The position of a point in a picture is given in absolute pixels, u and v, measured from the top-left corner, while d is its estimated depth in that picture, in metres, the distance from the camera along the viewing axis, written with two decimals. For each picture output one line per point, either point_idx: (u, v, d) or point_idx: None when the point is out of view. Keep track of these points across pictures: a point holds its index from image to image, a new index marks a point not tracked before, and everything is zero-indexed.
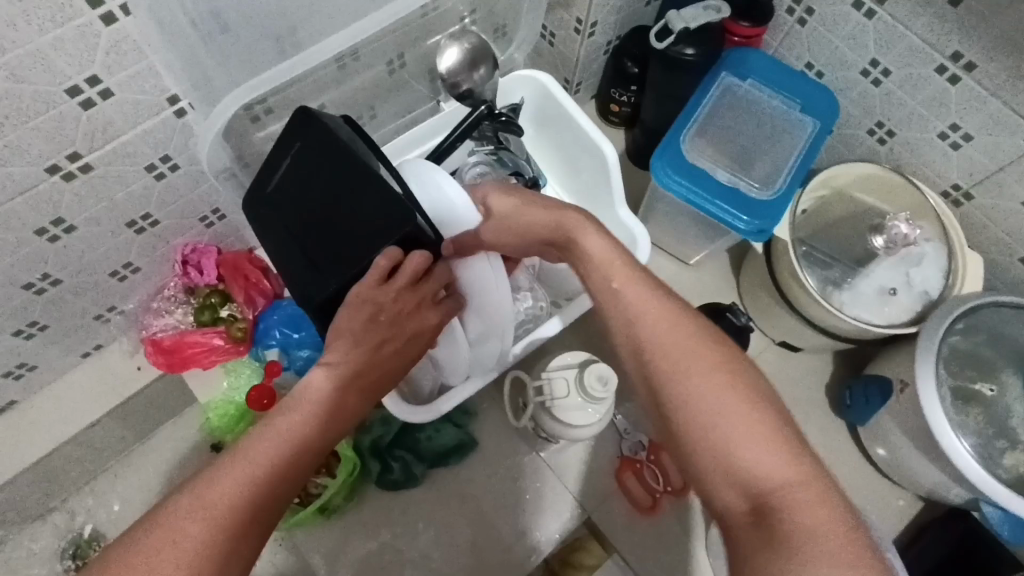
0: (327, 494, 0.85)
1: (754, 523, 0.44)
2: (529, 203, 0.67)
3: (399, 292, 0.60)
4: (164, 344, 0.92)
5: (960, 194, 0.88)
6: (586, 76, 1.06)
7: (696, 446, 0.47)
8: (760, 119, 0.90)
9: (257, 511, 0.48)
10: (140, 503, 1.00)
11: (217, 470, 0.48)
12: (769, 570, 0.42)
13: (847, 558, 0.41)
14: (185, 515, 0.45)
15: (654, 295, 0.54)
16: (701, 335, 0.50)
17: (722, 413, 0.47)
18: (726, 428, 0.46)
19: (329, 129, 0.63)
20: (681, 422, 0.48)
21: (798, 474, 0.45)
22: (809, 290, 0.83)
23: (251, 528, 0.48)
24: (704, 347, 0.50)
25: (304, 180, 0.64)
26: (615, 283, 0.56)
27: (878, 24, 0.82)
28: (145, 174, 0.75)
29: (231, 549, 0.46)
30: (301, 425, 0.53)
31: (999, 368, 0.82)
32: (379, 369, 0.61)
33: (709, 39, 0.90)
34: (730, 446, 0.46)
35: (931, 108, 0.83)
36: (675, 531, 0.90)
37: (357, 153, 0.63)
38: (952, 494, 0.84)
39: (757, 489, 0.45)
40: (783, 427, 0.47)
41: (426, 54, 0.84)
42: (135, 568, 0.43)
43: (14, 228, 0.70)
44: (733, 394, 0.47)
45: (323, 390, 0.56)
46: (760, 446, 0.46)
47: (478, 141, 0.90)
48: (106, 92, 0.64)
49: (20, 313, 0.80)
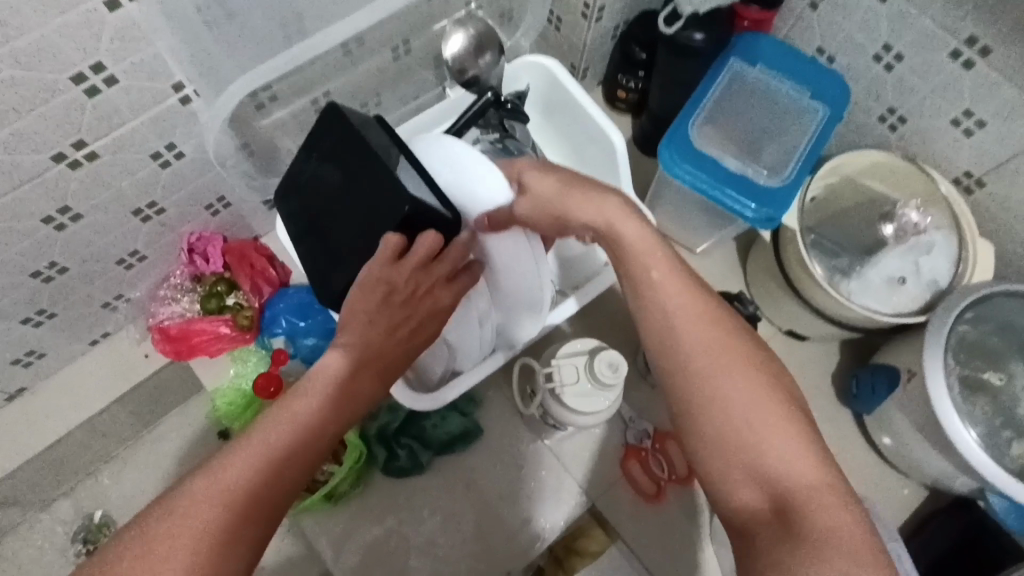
0: (334, 480, 0.86)
1: (775, 521, 0.46)
2: (567, 183, 0.63)
3: (411, 272, 0.61)
4: (171, 332, 0.93)
5: (972, 182, 0.87)
6: (593, 62, 1.05)
7: (724, 443, 0.49)
8: (770, 105, 0.89)
9: (267, 492, 0.49)
10: (149, 489, 1.01)
11: (230, 452, 0.49)
12: (790, 567, 0.44)
13: (862, 558, 0.44)
14: (197, 494, 0.47)
15: (691, 288, 0.54)
16: (734, 334, 0.52)
17: (753, 414, 0.49)
18: (755, 428, 0.48)
19: (350, 127, 0.66)
20: (711, 418, 0.50)
21: (824, 476, 0.47)
22: (816, 278, 0.83)
23: (260, 510, 0.49)
24: (738, 347, 0.51)
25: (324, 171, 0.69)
26: (651, 272, 0.56)
27: (891, 8, 0.81)
28: (150, 162, 0.75)
29: (237, 529, 0.47)
30: (312, 407, 0.54)
31: (1009, 358, 0.82)
32: (392, 353, 0.61)
33: (716, 24, 0.90)
34: (758, 446, 0.48)
35: (944, 94, 0.82)
36: (679, 519, 0.91)
37: (376, 147, 0.66)
38: (958, 484, 0.84)
39: (781, 488, 0.47)
40: (805, 427, 0.49)
41: (432, 40, 0.83)
42: (151, 546, 0.45)
43: (21, 217, 0.70)
44: (761, 393, 0.49)
45: (336, 372, 0.57)
46: (790, 448, 0.48)
47: (483, 128, 0.88)
48: (112, 79, 0.64)
49: (28, 301, 0.81)
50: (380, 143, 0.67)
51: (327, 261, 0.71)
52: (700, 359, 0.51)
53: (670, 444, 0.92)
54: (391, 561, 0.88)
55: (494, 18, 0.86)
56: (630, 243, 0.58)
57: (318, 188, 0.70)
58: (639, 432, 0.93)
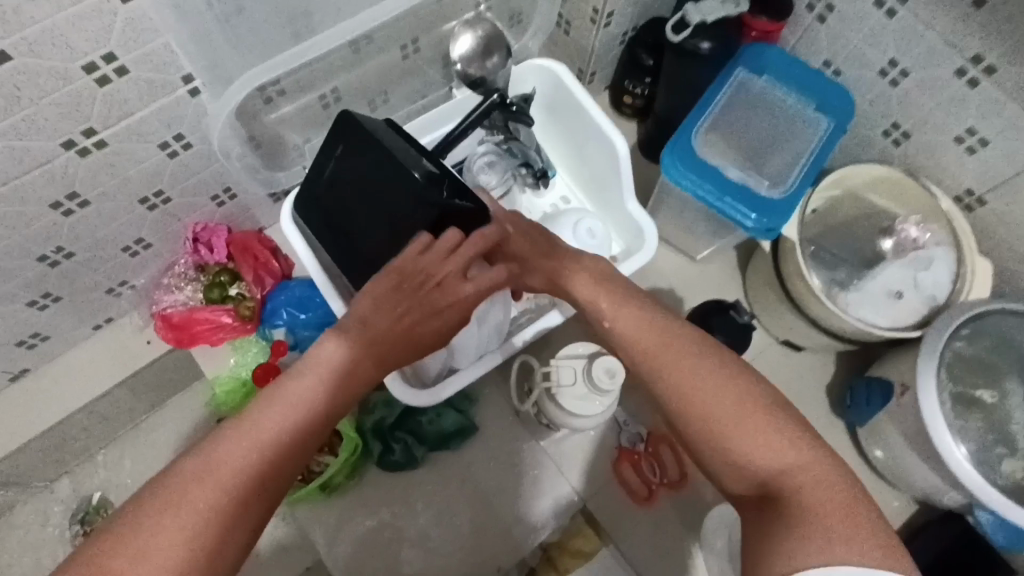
0: (329, 472, 0.87)
1: (761, 507, 0.50)
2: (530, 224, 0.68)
3: (427, 261, 0.60)
4: (174, 321, 0.93)
5: (974, 199, 0.87)
6: (600, 66, 1.06)
7: (699, 440, 0.53)
8: (774, 117, 0.90)
9: (260, 480, 0.50)
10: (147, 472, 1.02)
11: (224, 437, 0.50)
12: (777, 542, 0.47)
13: (846, 531, 0.46)
14: (189, 480, 0.48)
15: (642, 312, 0.59)
16: (687, 340, 0.56)
17: (719, 409, 0.52)
18: (722, 422, 0.52)
19: (364, 131, 0.72)
20: (685, 426, 0.54)
21: (804, 457, 0.50)
22: (813, 289, 0.84)
23: (252, 499, 0.49)
24: (692, 350, 0.55)
25: (346, 168, 0.73)
26: (602, 301, 0.61)
27: (899, 24, 0.81)
28: (158, 151, 0.76)
29: (231, 518, 0.48)
30: (311, 394, 0.54)
31: (1004, 375, 0.82)
32: (407, 340, 0.60)
33: (725, 33, 0.90)
34: (729, 439, 0.51)
35: (948, 111, 0.82)
36: (669, 522, 0.91)
37: (389, 149, 0.71)
38: (947, 498, 0.84)
39: (763, 475, 0.50)
40: (777, 412, 0.52)
41: (440, 40, 0.84)
42: (140, 532, 0.46)
43: (29, 202, 0.71)
44: (727, 386, 0.53)
45: (339, 359, 0.56)
46: (764, 440, 0.51)
47: (489, 129, 0.91)
48: (122, 70, 0.65)
49: (35, 285, 0.82)
50: (392, 146, 0.72)
51: (342, 257, 0.75)
52: (660, 378, 0.55)
53: (663, 448, 0.93)
54: (384, 553, 0.89)
55: (503, 21, 0.87)
56: (584, 270, 0.64)
57: (334, 188, 0.74)
58: (633, 435, 0.94)
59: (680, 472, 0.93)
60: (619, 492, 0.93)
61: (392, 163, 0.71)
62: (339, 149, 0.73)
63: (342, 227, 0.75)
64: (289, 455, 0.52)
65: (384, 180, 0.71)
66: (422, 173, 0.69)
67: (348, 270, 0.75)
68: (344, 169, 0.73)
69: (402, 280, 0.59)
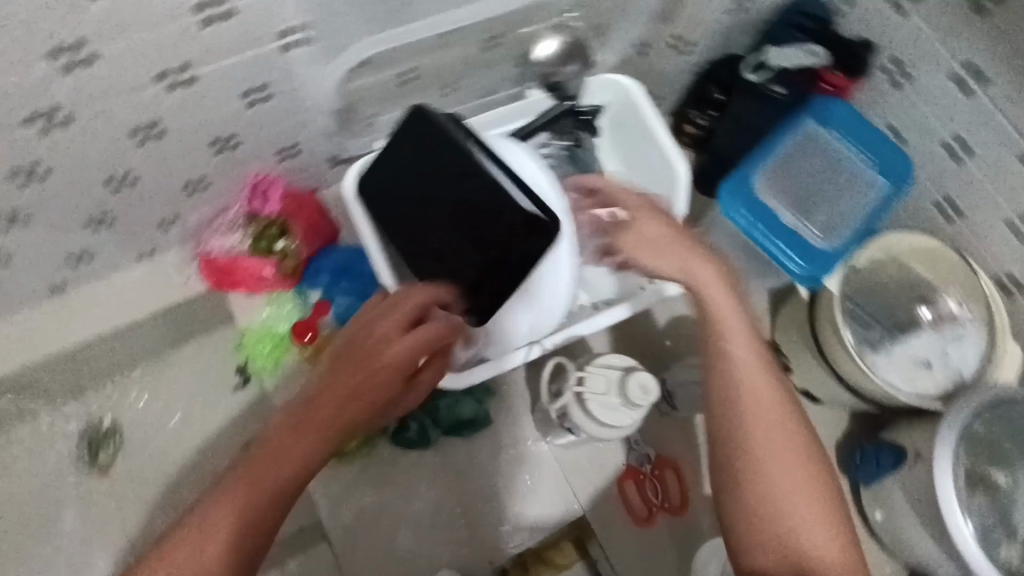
0: (344, 435, 0.90)
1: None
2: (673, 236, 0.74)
3: (380, 330, 0.66)
4: (221, 265, 0.98)
5: (1014, 285, 0.88)
6: (668, 91, 1.08)
7: (753, 509, 0.62)
8: (833, 173, 0.92)
9: (253, 524, 0.61)
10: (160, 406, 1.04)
11: (205, 513, 0.61)
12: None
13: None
14: (203, 524, 0.60)
15: (770, 378, 0.67)
16: (789, 414, 0.65)
17: (789, 481, 0.62)
18: (790, 494, 0.62)
19: (439, 121, 0.75)
20: (753, 495, 0.62)
21: (843, 555, 0.61)
22: (846, 345, 0.85)
23: (254, 532, 0.61)
24: (785, 433, 0.64)
25: (416, 156, 0.76)
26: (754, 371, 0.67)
27: (974, 104, 0.82)
28: (240, 99, 0.78)
29: (236, 548, 0.60)
30: (291, 446, 0.62)
31: (1018, 461, 0.83)
32: (365, 388, 0.64)
33: (801, 82, 0.92)
34: (791, 516, 0.61)
35: (1005, 196, 0.84)
36: (663, 546, 0.93)
37: (459, 142, 0.74)
38: (941, 570, 0.86)
39: (806, 558, 0.60)
40: (832, 501, 0.63)
41: (525, 40, 0.86)
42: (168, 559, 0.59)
43: (110, 125, 0.73)
44: (808, 472, 0.63)
45: (299, 429, 0.63)
46: (819, 524, 0.61)
47: (556, 134, 0.92)
48: (226, 13, 0.65)
49: (95, 205, 0.83)
50: (463, 139, 0.75)
51: (397, 236, 0.79)
52: (753, 432, 0.64)
53: (668, 473, 0.95)
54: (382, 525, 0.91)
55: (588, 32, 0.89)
56: (732, 326, 0.69)
57: (401, 170, 0.77)
58: (642, 456, 0.95)
59: (680, 499, 0.94)
60: (619, 507, 0.94)
61: (461, 162, 0.74)
62: (410, 135, 0.76)
63: (401, 207, 0.78)
64: (264, 502, 0.61)
65: (450, 172, 0.74)
66: (488, 172, 0.72)
67: (404, 247, 0.78)
68: (414, 156, 0.76)
69: (354, 345, 0.66)
